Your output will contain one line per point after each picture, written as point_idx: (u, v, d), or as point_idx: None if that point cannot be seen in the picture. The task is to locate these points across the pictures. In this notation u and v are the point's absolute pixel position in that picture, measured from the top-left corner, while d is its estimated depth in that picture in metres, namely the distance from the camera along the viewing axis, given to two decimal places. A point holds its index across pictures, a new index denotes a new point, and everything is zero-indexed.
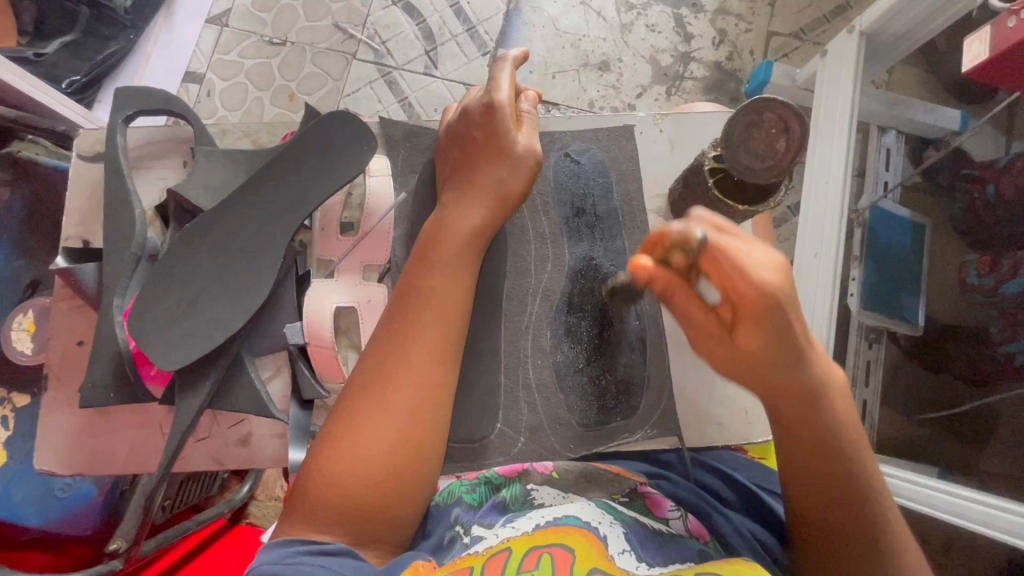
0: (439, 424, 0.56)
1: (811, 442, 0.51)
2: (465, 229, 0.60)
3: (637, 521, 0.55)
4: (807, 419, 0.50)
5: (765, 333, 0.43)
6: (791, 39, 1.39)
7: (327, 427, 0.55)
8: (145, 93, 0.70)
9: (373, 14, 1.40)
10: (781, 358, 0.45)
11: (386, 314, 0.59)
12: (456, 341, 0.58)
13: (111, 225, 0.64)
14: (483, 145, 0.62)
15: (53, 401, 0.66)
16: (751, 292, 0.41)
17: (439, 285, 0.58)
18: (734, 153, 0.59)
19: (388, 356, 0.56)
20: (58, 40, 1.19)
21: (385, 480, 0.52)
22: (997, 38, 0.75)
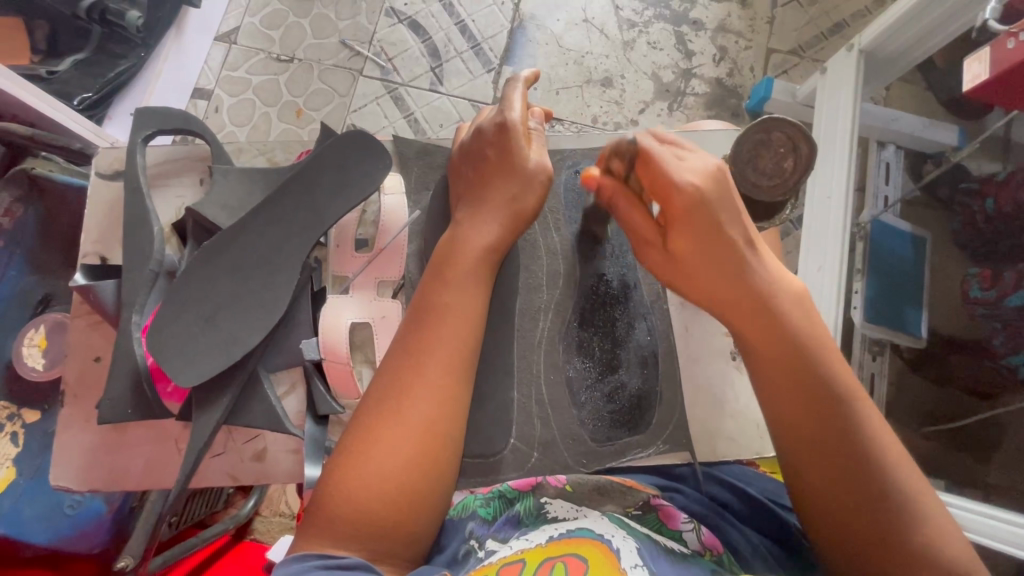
0: (454, 436, 0.56)
1: (799, 383, 0.53)
2: (479, 249, 0.61)
3: (650, 537, 0.54)
4: (791, 363, 0.53)
5: (696, 234, 0.54)
6: (790, 55, 1.42)
7: (342, 444, 0.55)
8: (165, 113, 0.71)
9: (379, 32, 1.42)
10: (726, 262, 0.54)
11: (400, 331, 0.59)
12: (469, 357, 0.58)
13: (132, 242, 0.65)
14: (495, 163, 0.63)
15: (69, 417, 0.67)
16: (676, 191, 0.54)
17: (453, 301, 0.58)
18: (742, 171, 0.61)
19: (404, 371, 0.56)
20: (70, 58, 1.22)
21: (401, 491, 0.52)
22: (996, 58, 0.77)
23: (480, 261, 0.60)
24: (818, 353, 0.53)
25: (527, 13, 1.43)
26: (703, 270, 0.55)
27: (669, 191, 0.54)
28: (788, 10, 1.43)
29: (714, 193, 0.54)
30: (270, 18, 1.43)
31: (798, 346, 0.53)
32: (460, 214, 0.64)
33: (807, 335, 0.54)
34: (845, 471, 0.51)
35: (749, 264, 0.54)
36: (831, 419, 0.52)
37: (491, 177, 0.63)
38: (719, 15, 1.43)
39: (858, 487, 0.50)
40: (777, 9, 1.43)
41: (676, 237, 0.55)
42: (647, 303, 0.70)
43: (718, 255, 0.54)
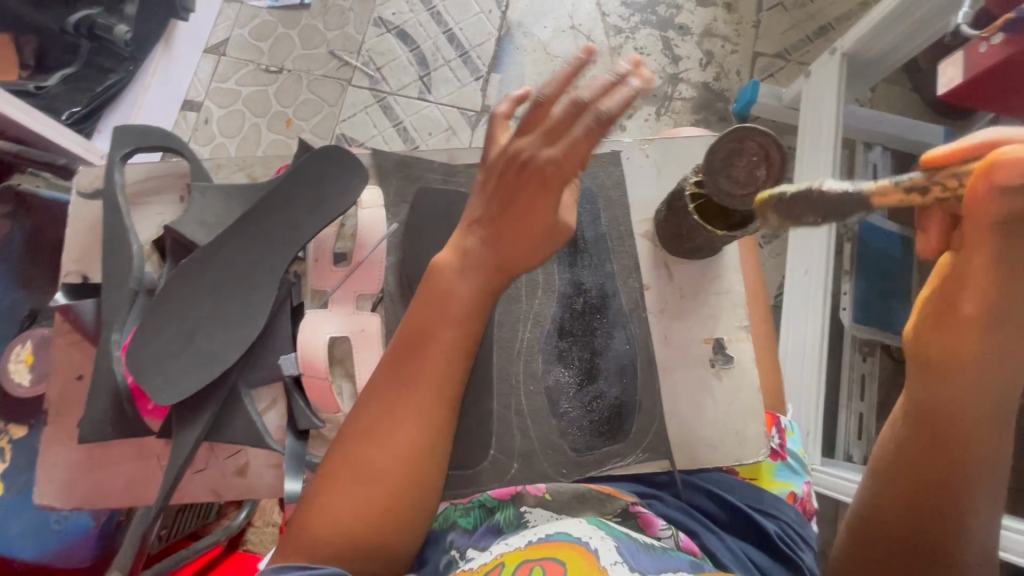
0: (438, 457, 0.56)
1: (939, 438, 0.48)
2: (472, 276, 0.59)
3: (628, 535, 0.55)
4: (960, 437, 0.47)
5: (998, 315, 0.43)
6: (776, 59, 1.42)
7: (329, 460, 0.56)
8: (144, 131, 0.72)
9: (368, 41, 1.43)
10: (1020, 361, 0.44)
11: (386, 354, 0.59)
12: (459, 373, 0.58)
13: (111, 260, 0.66)
14: (528, 192, 0.58)
15: (54, 434, 0.67)
16: (1016, 265, 0.41)
17: (444, 331, 0.57)
18: (715, 179, 0.60)
19: (388, 395, 0.56)
20: (59, 74, 1.16)
21: (383, 513, 0.53)
22: (970, 62, 0.78)
23: (477, 300, 0.59)
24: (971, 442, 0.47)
25: (514, 21, 1.43)
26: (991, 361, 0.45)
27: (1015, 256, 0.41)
28: (773, 14, 1.44)
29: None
30: (259, 30, 1.44)
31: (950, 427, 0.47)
32: (469, 241, 0.60)
33: (981, 424, 0.47)
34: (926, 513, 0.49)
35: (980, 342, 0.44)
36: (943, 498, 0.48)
37: (517, 233, 0.59)
38: (705, 20, 1.44)
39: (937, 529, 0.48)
40: (762, 13, 1.44)
41: (980, 317, 0.43)
42: (626, 312, 0.70)
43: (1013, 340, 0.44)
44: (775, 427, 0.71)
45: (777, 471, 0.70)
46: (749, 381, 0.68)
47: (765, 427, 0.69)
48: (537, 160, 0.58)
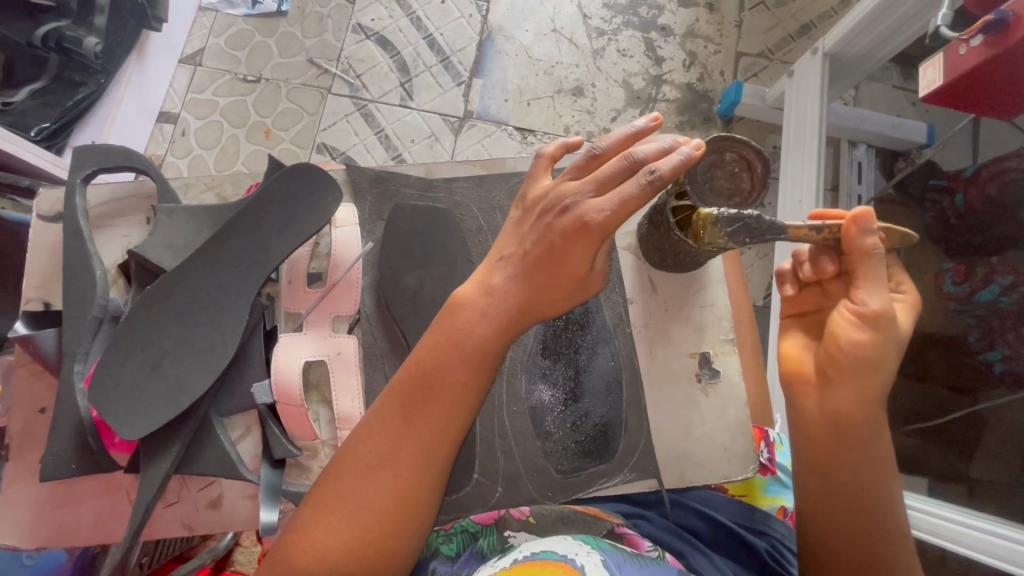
0: (432, 496, 0.54)
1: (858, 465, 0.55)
2: (483, 306, 0.55)
3: (616, 547, 0.54)
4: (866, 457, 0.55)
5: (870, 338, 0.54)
6: (759, 58, 1.42)
7: (319, 491, 0.54)
8: (104, 150, 0.69)
9: (347, 48, 1.40)
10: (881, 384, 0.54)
11: (391, 388, 0.55)
12: (466, 412, 0.55)
13: (71, 287, 0.63)
14: (572, 232, 0.53)
15: (16, 471, 0.64)
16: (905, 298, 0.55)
17: (454, 371, 0.54)
18: (698, 190, 0.59)
19: (389, 430, 0.54)
20: (26, 88, 1.12)
21: (373, 551, 0.51)
22: (950, 64, 0.77)
23: (492, 340, 0.55)
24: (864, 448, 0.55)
25: (495, 24, 1.42)
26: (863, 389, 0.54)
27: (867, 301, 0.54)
28: (755, 13, 1.43)
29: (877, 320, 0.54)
30: (235, 39, 1.41)
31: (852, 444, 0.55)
32: (499, 277, 0.56)
33: (870, 429, 0.55)
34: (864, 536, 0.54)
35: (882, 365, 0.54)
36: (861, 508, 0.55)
37: (552, 288, 0.55)
38: (687, 20, 1.43)
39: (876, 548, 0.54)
40: (744, 12, 1.43)
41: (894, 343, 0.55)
42: (609, 327, 0.68)
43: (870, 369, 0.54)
44: (764, 441, 0.70)
45: (768, 486, 0.69)
46: (737, 395, 0.67)
47: (754, 442, 0.68)
48: (580, 212, 0.53)
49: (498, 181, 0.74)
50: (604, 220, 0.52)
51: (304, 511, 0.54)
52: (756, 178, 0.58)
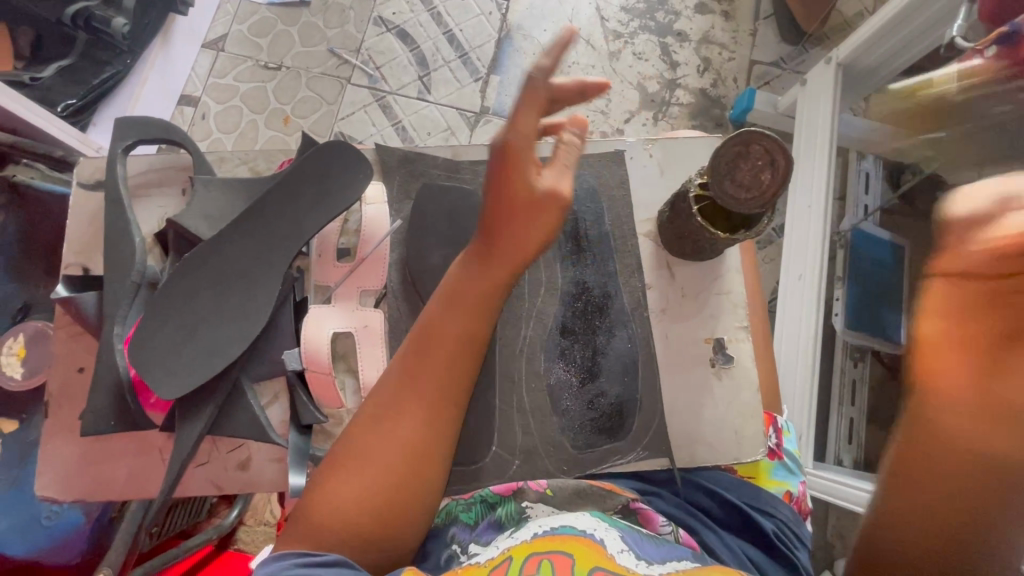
0: (442, 450, 0.57)
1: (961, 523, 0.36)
2: (482, 267, 0.60)
3: (632, 527, 0.57)
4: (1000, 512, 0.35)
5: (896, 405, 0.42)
6: (772, 67, 1.44)
7: (335, 449, 0.56)
8: (145, 123, 0.71)
9: (368, 40, 1.43)
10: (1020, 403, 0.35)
11: (399, 348, 0.60)
12: (471, 366, 0.58)
13: (113, 252, 0.66)
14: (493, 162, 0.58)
15: (52, 428, 0.66)
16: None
17: (455, 325, 0.58)
18: (720, 181, 0.61)
19: (397, 386, 0.57)
20: (55, 65, 1.14)
21: (388, 502, 0.53)
22: (964, 74, 0.80)
23: (491, 299, 0.59)
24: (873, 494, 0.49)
25: (514, 24, 1.44)
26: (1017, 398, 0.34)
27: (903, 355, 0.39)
28: (769, 23, 1.46)
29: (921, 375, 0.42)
30: (258, 26, 1.43)
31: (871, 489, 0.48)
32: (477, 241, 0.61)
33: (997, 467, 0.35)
34: None
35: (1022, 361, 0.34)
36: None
37: (518, 238, 0.58)
38: (703, 27, 1.46)
39: None
40: (759, 21, 1.46)
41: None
42: (627, 311, 0.71)
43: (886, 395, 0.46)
44: (772, 426, 0.72)
45: (775, 470, 0.71)
46: (749, 380, 0.70)
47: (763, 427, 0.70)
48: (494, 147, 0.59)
49: None
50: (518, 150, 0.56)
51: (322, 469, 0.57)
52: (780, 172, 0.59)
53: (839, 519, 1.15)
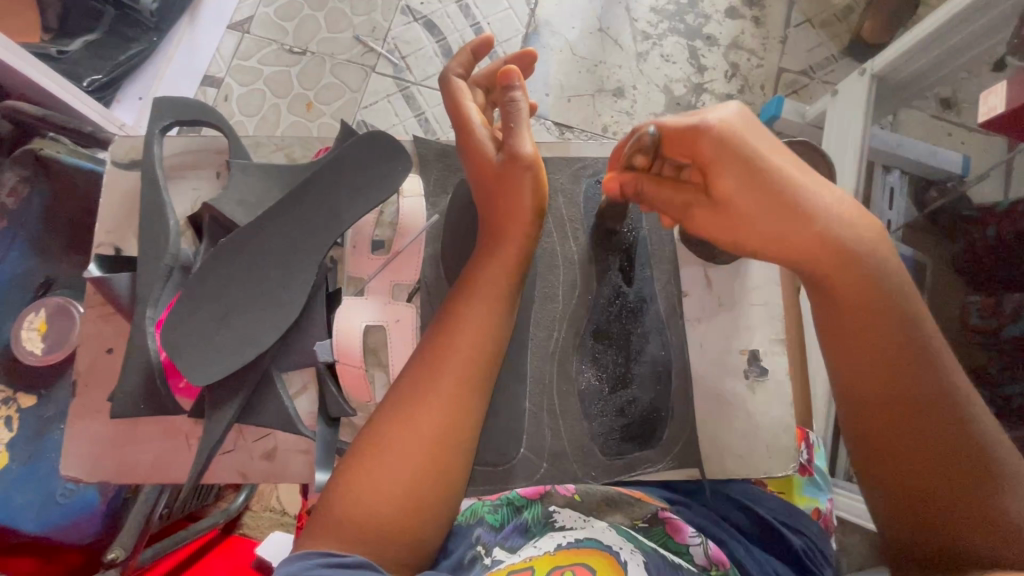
0: (465, 446, 0.56)
1: (855, 310, 0.52)
2: (504, 270, 0.61)
3: (657, 550, 0.56)
4: (858, 287, 0.52)
5: (742, 181, 0.52)
6: (801, 76, 1.43)
7: (356, 446, 0.56)
8: (183, 104, 0.70)
9: (394, 29, 1.38)
10: (784, 198, 0.51)
11: (422, 341, 0.60)
12: (491, 361, 0.59)
13: (147, 234, 0.65)
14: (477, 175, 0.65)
15: (78, 408, 0.66)
16: (711, 144, 0.52)
17: (474, 316, 0.59)
18: None
19: (418, 380, 0.57)
20: (82, 39, 1.13)
21: (416, 489, 0.53)
22: (1012, 93, 0.81)
23: (504, 294, 0.61)
24: (863, 261, 0.52)
25: (542, 19, 1.41)
26: (768, 213, 0.52)
27: (695, 139, 0.53)
28: (800, 32, 1.44)
29: (744, 135, 0.52)
30: (285, 10, 1.38)
31: (843, 257, 0.51)
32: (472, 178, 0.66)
33: (828, 255, 0.52)
34: (893, 373, 0.50)
35: (739, 192, 0.52)
36: (897, 359, 0.50)
37: (517, 234, 0.62)
38: (732, 32, 1.44)
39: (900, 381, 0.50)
40: (790, 29, 1.44)
41: (721, 188, 0.53)
42: (662, 318, 0.71)
43: (794, 167, 0.53)
44: (804, 442, 0.73)
45: (805, 486, 0.72)
46: (783, 394, 0.69)
47: (796, 442, 0.70)
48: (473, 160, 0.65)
49: (560, 165, 0.75)
50: (499, 169, 0.63)
51: (343, 467, 0.56)
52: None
53: (847, 533, 1.13)
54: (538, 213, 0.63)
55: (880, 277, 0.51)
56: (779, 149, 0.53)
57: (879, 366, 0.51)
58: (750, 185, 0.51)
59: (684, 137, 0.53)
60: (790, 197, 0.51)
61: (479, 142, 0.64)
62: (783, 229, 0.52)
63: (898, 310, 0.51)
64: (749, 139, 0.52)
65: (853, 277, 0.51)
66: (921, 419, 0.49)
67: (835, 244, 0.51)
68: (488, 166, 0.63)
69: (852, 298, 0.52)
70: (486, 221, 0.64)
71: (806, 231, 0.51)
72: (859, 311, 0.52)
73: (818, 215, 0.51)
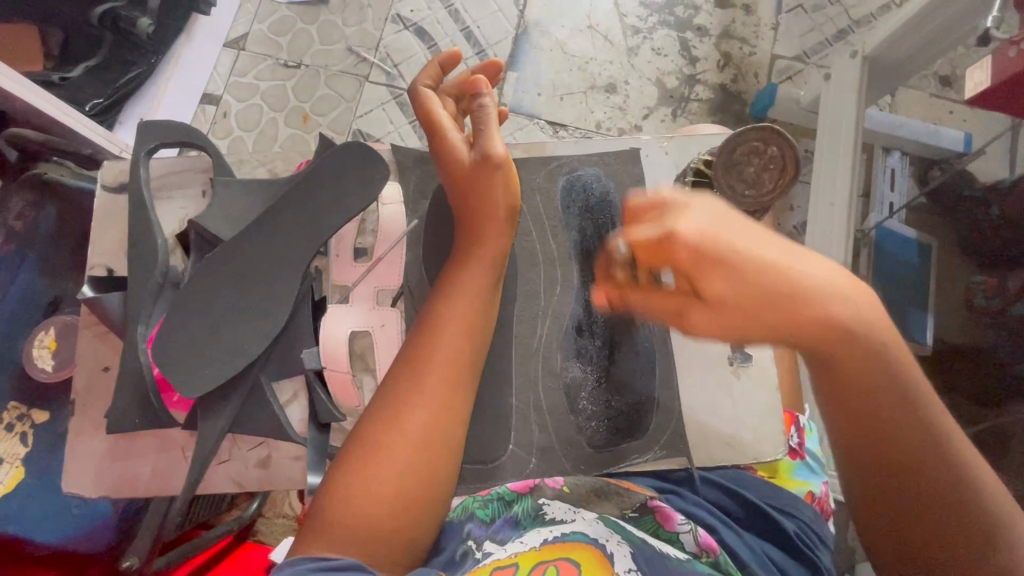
0: (451, 446, 0.57)
1: (867, 398, 0.49)
2: (482, 270, 0.62)
3: (646, 541, 0.56)
4: (863, 371, 0.48)
5: (730, 279, 0.46)
6: (795, 62, 1.41)
7: (346, 449, 0.57)
8: (168, 126, 0.72)
9: (385, 38, 1.40)
10: (778, 295, 0.46)
11: (407, 341, 0.61)
12: (468, 364, 0.60)
13: (137, 254, 0.67)
14: (448, 173, 0.66)
15: (80, 423, 0.69)
16: (685, 245, 0.46)
17: (452, 316, 0.60)
18: (728, 170, 0.64)
19: (401, 382, 0.58)
20: (83, 65, 1.15)
21: (404, 492, 0.54)
22: (998, 67, 0.80)
23: (482, 296, 0.62)
24: (875, 347, 0.48)
25: (531, 19, 1.42)
26: (767, 311, 0.46)
27: (665, 249, 0.47)
28: (792, 17, 1.43)
29: (720, 238, 0.46)
30: (278, 25, 1.40)
31: (851, 341, 0.47)
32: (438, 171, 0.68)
33: (834, 335, 0.47)
34: (901, 454, 0.49)
35: (753, 272, 0.45)
36: (891, 428, 0.49)
37: (496, 234, 0.63)
38: (723, 21, 1.43)
39: (914, 461, 0.49)
40: (781, 15, 1.43)
41: (711, 288, 0.46)
42: (645, 310, 0.72)
43: (780, 256, 0.46)
44: (794, 426, 0.74)
45: (797, 470, 0.72)
46: (768, 380, 0.70)
47: (783, 426, 0.71)
48: (441, 158, 0.66)
49: (539, 165, 0.76)
50: (473, 169, 0.64)
51: (333, 470, 0.57)
52: (783, 177, 0.63)
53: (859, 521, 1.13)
54: (513, 211, 0.64)
55: (892, 364, 0.48)
56: (760, 239, 0.47)
57: (884, 450, 0.50)
58: (735, 282, 0.46)
59: (655, 248, 0.47)
60: (779, 285, 0.46)
61: (449, 144, 0.65)
62: (784, 326, 0.47)
63: (912, 395, 0.49)
64: (719, 235, 0.46)
65: (858, 367, 0.48)
66: (932, 496, 0.49)
67: (834, 324, 0.47)
68: (460, 168, 0.65)
69: (858, 378, 0.49)
70: (464, 221, 0.65)
71: (800, 314, 0.46)
72: (861, 399, 0.49)
73: (809, 301, 0.46)
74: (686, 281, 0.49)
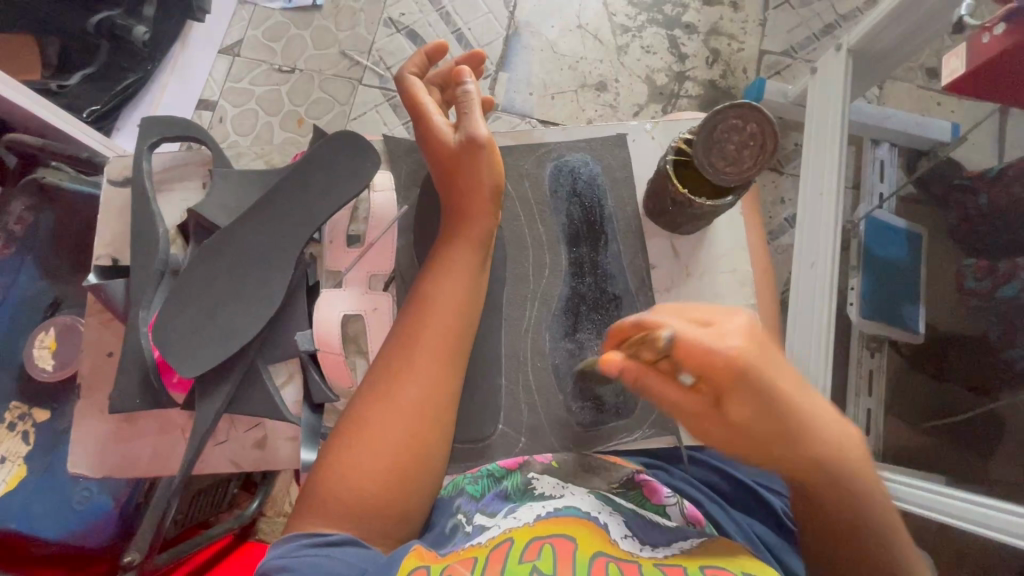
0: (442, 421, 0.58)
1: (840, 517, 0.53)
2: (468, 251, 0.64)
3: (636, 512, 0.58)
4: (837, 496, 0.52)
5: (755, 403, 0.47)
6: (783, 56, 1.43)
7: (338, 427, 0.58)
8: (169, 121, 0.74)
9: (378, 41, 1.42)
10: (784, 424, 0.48)
11: (395, 322, 0.62)
12: (458, 343, 0.61)
13: (134, 243, 0.69)
14: (432, 157, 0.67)
15: (87, 406, 0.72)
16: (721, 363, 0.45)
17: (441, 294, 0.61)
18: (708, 144, 0.64)
19: (392, 360, 0.59)
20: (81, 73, 1.17)
21: (396, 471, 0.55)
22: (973, 53, 0.82)
23: (471, 277, 0.63)
24: (851, 477, 0.51)
25: (522, 20, 1.44)
26: (769, 432, 0.48)
27: (709, 361, 0.45)
28: (779, 13, 1.45)
29: (758, 364, 0.46)
30: (272, 31, 1.42)
31: (829, 470, 0.50)
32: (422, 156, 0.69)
33: (822, 464, 0.50)
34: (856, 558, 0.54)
35: (772, 394, 0.47)
36: (854, 541, 0.53)
37: (481, 212, 0.65)
38: (711, 18, 1.45)
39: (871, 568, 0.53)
40: (768, 11, 1.45)
41: (735, 410, 0.47)
42: (632, 290, 0.73)
43: (793, 388, 0.48)
44: None
45: None
46: None
47: None
48: (425, 142, 0.67)
49: (527, 151, 0.77)
50: (457, 151, 0.65)
51: (326, 448, 0.58)
52: (762, 153, 0.64)
53: None
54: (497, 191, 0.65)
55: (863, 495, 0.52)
56: (786, 369, 0.48)
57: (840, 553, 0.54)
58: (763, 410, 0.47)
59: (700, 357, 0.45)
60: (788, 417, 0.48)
61: (434, 127, 0.66)
62: (779, 450, 0.49)
63: (873, 524, 0.53)
64: (761, 365, 0.46)
65: (831, 490, 0.52)
66: None
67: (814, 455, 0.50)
68: (444, 150, 0.65)
69: (830, 497, 0.52)
70: (450, 205, 0.66)
71: (793, 443, 0.49)
72: (831, 514, 0.53)
73: (808, 428, 0.49)
74: (708, 387, 0.47)
